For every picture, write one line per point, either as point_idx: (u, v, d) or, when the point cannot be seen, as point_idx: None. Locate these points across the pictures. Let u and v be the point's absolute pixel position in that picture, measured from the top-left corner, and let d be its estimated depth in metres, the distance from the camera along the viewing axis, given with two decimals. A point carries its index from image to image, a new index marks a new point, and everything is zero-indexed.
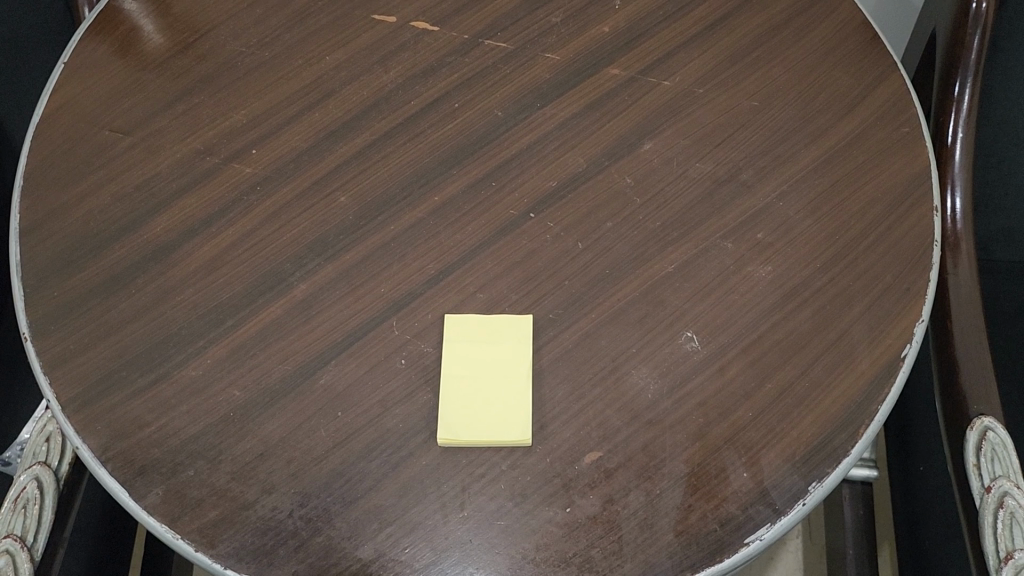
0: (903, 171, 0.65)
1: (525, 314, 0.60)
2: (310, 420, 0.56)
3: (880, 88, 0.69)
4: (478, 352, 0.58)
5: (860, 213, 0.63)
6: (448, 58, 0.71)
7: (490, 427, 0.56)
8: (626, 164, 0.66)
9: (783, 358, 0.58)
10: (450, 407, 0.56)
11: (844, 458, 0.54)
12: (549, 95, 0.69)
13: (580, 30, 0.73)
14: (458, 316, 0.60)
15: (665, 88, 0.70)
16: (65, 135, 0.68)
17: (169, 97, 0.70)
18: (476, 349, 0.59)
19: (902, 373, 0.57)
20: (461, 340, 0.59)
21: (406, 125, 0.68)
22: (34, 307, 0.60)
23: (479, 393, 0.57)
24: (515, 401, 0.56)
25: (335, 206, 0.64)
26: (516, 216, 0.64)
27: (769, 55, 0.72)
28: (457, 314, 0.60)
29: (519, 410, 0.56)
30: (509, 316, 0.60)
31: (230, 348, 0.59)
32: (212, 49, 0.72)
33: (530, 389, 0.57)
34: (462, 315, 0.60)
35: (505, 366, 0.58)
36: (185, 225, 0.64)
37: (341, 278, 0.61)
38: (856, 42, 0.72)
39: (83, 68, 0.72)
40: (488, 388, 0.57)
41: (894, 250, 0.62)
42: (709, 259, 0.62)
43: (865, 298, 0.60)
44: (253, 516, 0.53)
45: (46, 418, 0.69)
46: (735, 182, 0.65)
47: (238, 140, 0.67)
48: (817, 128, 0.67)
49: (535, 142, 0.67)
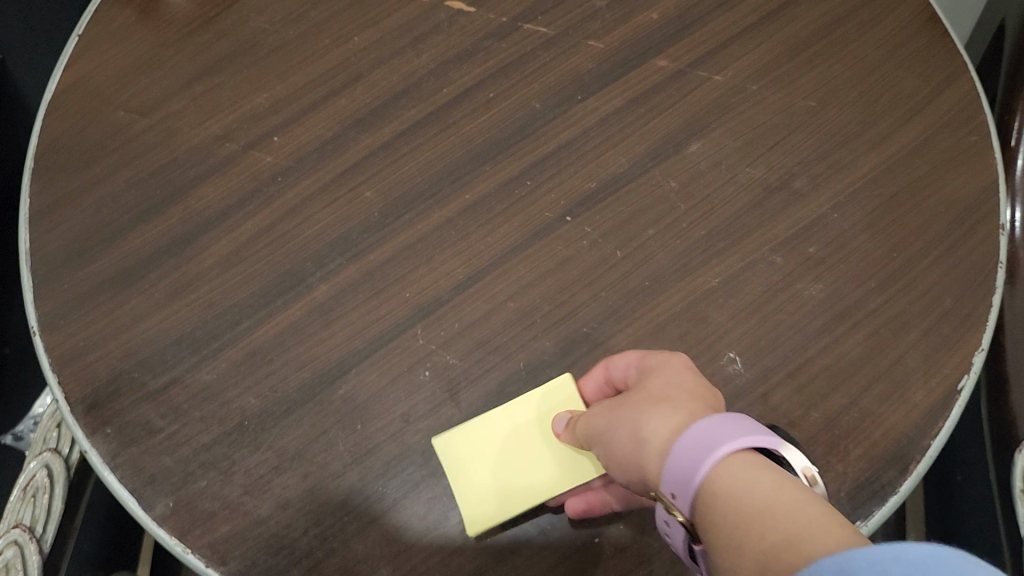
0: (969, 185, 0.60)
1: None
2: (327, 433, 0.53)
3: (951, 88, 0.64)
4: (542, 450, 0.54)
5: (920, 228, 0.59)
6: (484, 43, 0.66)
7: (469, 487, 0.52)
8: (670, 166, 0.61)
9: (831, 387, 0.54)
10: (464, 444, 0.53)
11: (891, 495, 0.51)
12: (590, 87, 0.64)
13: (627, 15, 0.67)
14: (583, 382, 0.54)
15: (716, 83, 0.64)
16: (76, 114, 0.64)
17: (187, 75, 0.66)
18: (562, 428, 0.53)
19: (957, 407, 0.54)
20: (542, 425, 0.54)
21: (437, 116, 0.64)
22: (42, 301, 0.58)
23: (500, 467, 0.53)
24: (505, 504, 0.52)
25: (360, 202, 0.61)
26: (551, 219, 0.60)
27: (832, 48, 0.66)
28: (580, 382, 0.54)
29: (497, 512, 0.52)
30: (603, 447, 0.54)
31: (247, 351, 0.56)
32: (232, 26, 0.68)
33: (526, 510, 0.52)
34: (581, 393, 0.54)
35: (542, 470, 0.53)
36: (201, 217, 0.60)
37: (365, 280, 0.58)
38: (925, 38, 0.67)
39: (98, 40, 0.68)
40: (515, 463, 0.54)
41: (956, 271, 0.57)
42: (755, 273, 0.58)
43: (922, 324, 0.56)
44: (266, 533, 0.51)
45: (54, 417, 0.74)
46: (787, 191, 0.60)
47: (260, 126, 0.63)
48: (880, 132, 0.62)
49: (575, 139, 0.62)
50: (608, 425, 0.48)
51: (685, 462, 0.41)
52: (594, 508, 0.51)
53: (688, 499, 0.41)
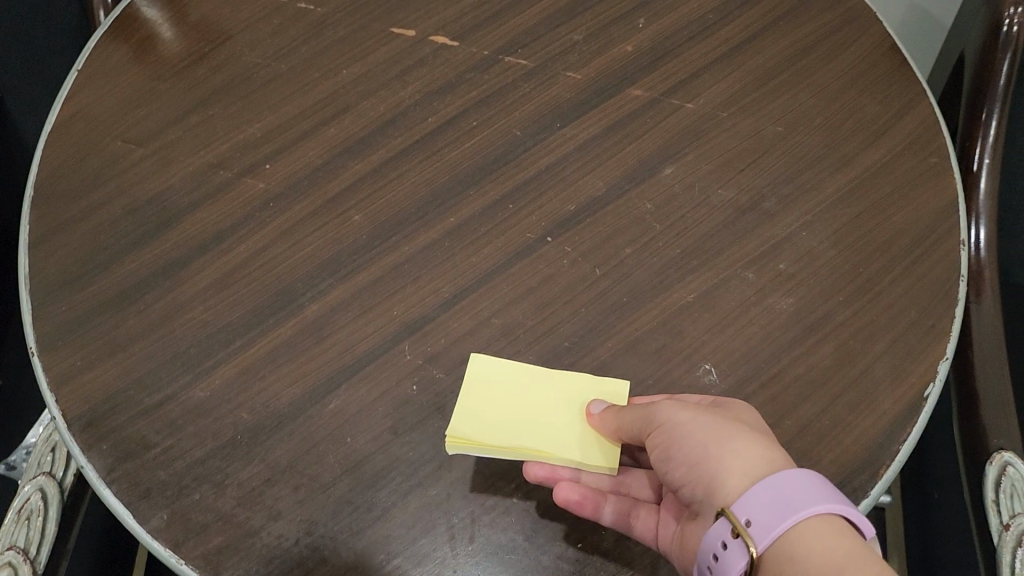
0: (930, 204, 0.63)
1: (611, 471, 0.56)
2: (317, 446, 0.55)
3: (911, 113, 0.68)
4: (554, 422, 0.56)
5: (884, 245, 0.62)
6: (467, 74, 0.70)
7: (471, 411, 0.56)
8: (646, 189, 0.64)
9: (804, 394, 0.56)
10: (498, 376, 0.57)
11: (864, 498, 0.53)
12: (569, 115, 0.68)
13: (603, 48, 0.71)
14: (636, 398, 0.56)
15: (689, 110, 0.68)
16: (76, 144, 0.67)
17: (183, 107, 0.69)
18: (594, 411, 0.55)
19: (925, 413, 0.55)
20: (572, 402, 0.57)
21: (423, 143, 0.67)
22: (41, 322, 0.60)
23: (507, 414, 0.56)
24: (494, 437, 0.55)
25: (349, 225, 0.63)
26: (533, 240, 0.62)
27: (797, 77, 0.70)
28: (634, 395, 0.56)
29: (483, 437, 0.54)
30: (613, 448, 0.56)
31: (240, 368, 0.58)
32: (226, 61, 0.71)
33: (504, 454, 0.54)
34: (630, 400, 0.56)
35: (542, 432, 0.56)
36: (197, 242, 0.62)
37: (354, 299, 0.60)
38: (885, 67, 0.70)
39: (97, 75, 0.71)
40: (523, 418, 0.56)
41: (919, 285, 0.60)
42: (728, 289, 0.60)
43: (889, 335, 0.58)
44: (258, 543, 0.52)
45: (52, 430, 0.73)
46: (758, 211, 0.63)
47: (253, 154, 0.66)
48: (844, 156, 0.66)
49: (555, 164, 0.65)
50: (691, 419, 0.51)
51: (777, 505, 0.47)
52: (583, 507, 0.52)
53: (768, 531, 0.46)
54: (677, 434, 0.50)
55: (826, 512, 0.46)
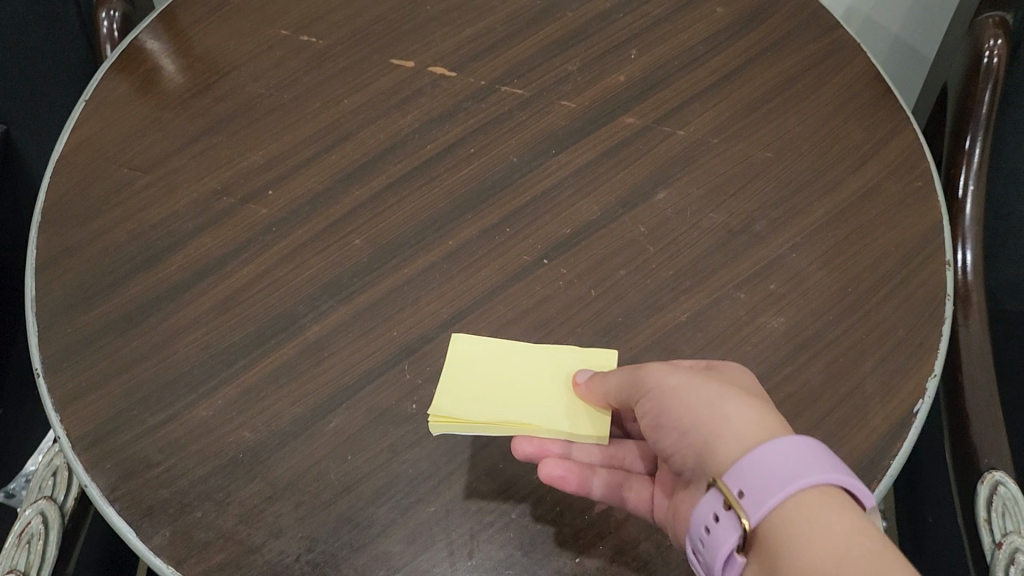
0: (915, 226, 0.65)
1: (599, 441, 0.58)
2: (318, 464, 0.56)
3: (895, 140, 0.70)
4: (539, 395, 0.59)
5: (872, 266, 0.63)
6: (465, 104, 0.72)
7: (455, 390, 0.58)
8: (639, 213, 0.66)
9: (796, 411, 0.57)
10: (478, 356, 0.60)
11: None
12: (564, 142, 0.69)
13: (596, 78, 0.73)
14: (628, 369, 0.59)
15: (680, 137, 0.70)
16: (82, 172, 0.68)
17: (187, 136, 0.70)
18: (581, 380, 0.58)
19: (914, 429, 0.57)
20: (555, 376, 0.59)
21: (422, 170, 0.68)
22: (46, 344, 0.61)
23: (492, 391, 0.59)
24: (478, 412, 0.57)
25: (350, 249, 0.64)
26: (529, 263, 0.64)
27: (785, 105, 0.72)
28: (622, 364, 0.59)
29: (468, 412, 0.57)
30: (599, 418, 0.58)
31: (242, 388, 0.59)
32: (230, 91, 0.73)
33: (487, 428, 0.57)
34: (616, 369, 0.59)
35: (527, 406, 0.58)
36: (200, 265, 0.64)
37: (354, 320, 0.61)
38: (870, 96, 0.72)
39: (104, 105, 0.72)
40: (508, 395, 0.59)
41: (907, 304, 0.62)
42: (721, 309, 0.61)
43: (878, 353, 0.60)
44: (260, 559, 0.53)
45: (54, 452, 0.74)
46: (748, 233, 0.65)
47: (255, 181, 0.68)
48: (831, 180, 0.68)
49: (550, 189, 0.67)
50: (685, 382, 0.52)
51: (771, 476, 0.47)
52: (567, 481, 0.53)
53: (761, 504, 0.46)
54: (668, 398, 0.52)
55: (821, 483, 0.46)
